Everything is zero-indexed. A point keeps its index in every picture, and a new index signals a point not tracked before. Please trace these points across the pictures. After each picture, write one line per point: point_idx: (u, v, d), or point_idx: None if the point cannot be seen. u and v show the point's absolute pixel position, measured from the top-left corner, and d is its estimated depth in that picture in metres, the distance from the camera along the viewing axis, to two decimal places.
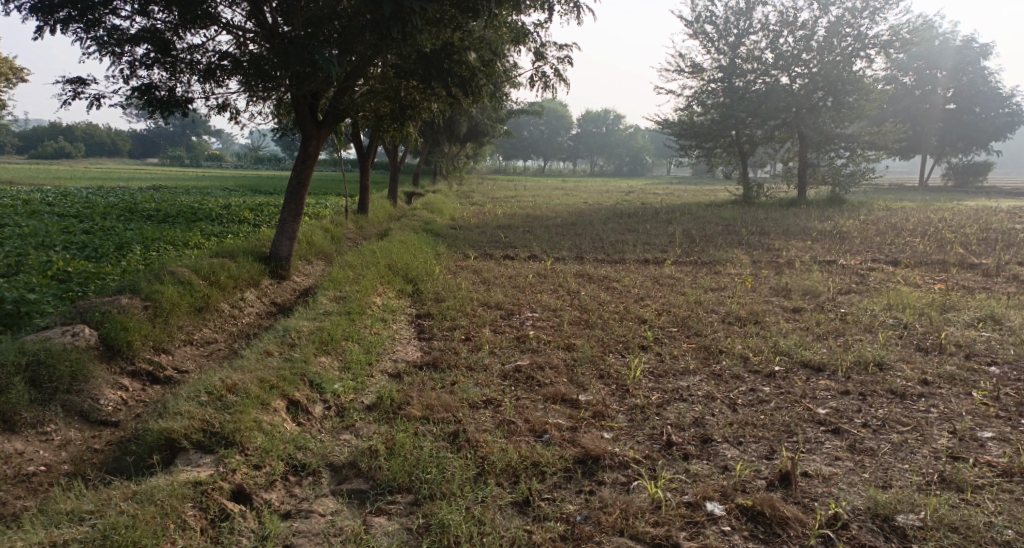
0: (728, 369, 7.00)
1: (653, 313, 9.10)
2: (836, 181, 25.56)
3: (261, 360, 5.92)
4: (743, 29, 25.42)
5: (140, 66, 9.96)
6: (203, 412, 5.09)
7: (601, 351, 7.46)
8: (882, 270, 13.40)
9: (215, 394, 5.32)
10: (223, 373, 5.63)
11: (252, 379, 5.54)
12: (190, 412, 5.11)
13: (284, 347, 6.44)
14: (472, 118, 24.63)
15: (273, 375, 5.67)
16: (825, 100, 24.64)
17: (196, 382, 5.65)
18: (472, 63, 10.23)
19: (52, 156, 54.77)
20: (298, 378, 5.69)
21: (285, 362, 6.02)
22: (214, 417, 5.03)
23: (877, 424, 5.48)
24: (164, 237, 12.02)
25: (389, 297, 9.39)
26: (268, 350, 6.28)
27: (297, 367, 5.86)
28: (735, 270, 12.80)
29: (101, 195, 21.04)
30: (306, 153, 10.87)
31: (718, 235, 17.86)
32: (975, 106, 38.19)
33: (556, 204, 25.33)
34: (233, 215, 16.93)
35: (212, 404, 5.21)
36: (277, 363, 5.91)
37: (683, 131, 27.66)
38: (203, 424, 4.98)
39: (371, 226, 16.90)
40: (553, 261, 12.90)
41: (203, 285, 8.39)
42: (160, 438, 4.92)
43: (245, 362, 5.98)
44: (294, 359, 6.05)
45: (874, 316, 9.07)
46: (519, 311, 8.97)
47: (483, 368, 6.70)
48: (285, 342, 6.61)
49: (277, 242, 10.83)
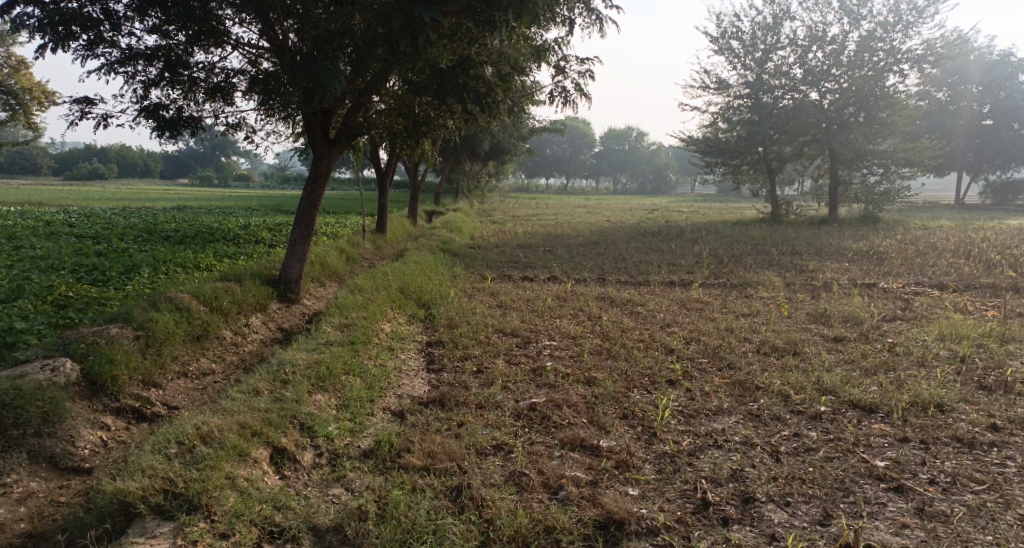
0: (767, 409, 6.33)
1: (681, 342, 8.44)
2: (869, 199, 24.73)
3: (246, 402, 5.37)
4: (770, 43, 24.76)
5: (149, 85, 9.49)
6: (168, 468, 4.54)
7: (625, 386, 6.81)
8: (927, 295, 12.65)
9: (187, 445, 4.78)
10: (202, 418, 5.09)
11: (233, 425, 5.00)
12: (157, 467, 4.57)
13: (277, 385, 5.90)
14: (494, 135, 24.15)
15: (259, 418, 5.14)
16: (856, 116, 23.86)
17: (174, 426, 5.12)
18: (489, 77, 9.71)
19: (85, 177, 55.46)
20: (286, 422, 5.14)
21: (274, 403, 5.46)
22: (179, 476, 4.49)
23: (946, 482, 4.82)
24: (175, 258, 11.62)
25: (399, 324, 8.83)
26: (256, 390, 5.73)
27: (286, 409, 5.31)
28: (769, 294, 12.10)
29: (123, 215, 20.80)
30: (317, 172, 10.36)
31: (748, 255, 17.14)
32: (1013, 122, 36.94)
33: (579, 222, 24.71)
34: (250, 236, 16.53)
35: (184, 458, 4.68)
36: (265, 405, 5.36)
37: (708, 148, 26.93)
38: (165, 484, 4.44)
39: (389, 246, 16.42)
40: (574, 282, 12.33)
41: (203, 311, 7.89)
42: (114, 502, 4.37)
43: (229, 403, 5.43)
44: (285, 400, 5.49)
45: (925, 349, 8.41)
46: (536, 339, 8.36)
47: (495, 406, 6.09)
48: (277, 379, 6.05)
49: (287, 264, 10.33)
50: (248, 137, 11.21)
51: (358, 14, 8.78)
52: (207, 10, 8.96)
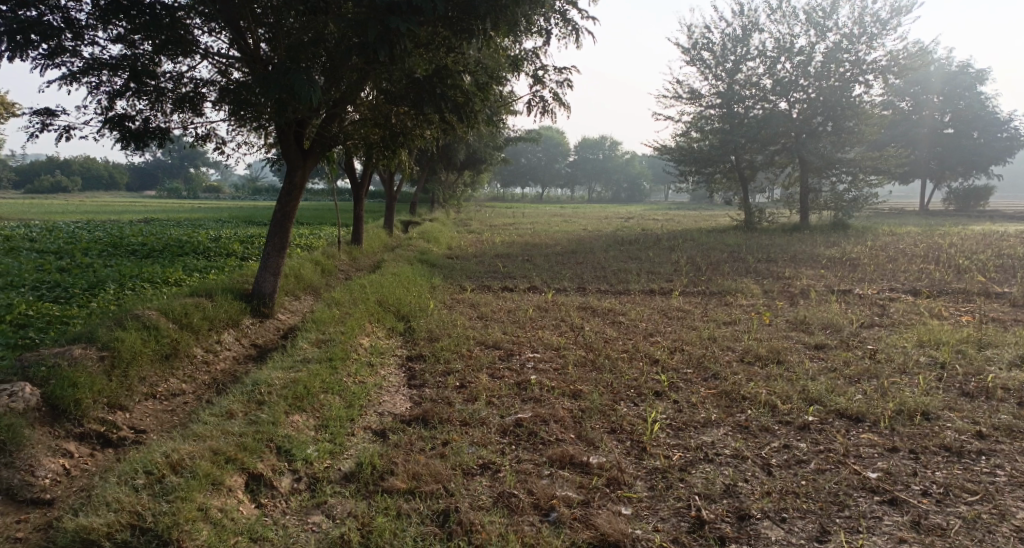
0: (755, 420, 6.24)
1: (664, 351, 8.34)
2: (838, 206, 25.00)
3: (220, 426, 5.15)
4: (740, 55, 24.98)
5: (113, 96, 9.21)
6: (137, 500, 4.31)
7: (611, 399, 6.68)
8: (903, 300, 12.74)
9: (156, 474, 4.55)
10: (172, 443, 4.86)
11: (204, 450, 4.79)
12: (123, 499, 4.34)
13: (252, 405, 5.69)
14: (469, 145, 24.03)
15: (234, 443, 4.93)
16: (825, 125, 24.13)
17: (142, 452, 4.90)
18: (467, 86, 9.58)
19: (48, 190, 54.26)
20: (263, 446, 4.93)
21: (249, 426, 5.24)
22: (149, 508, 4.26)
23: (940, 493, 4.77)
24: (143, 273, 11.31)
25: (378, 338, 8.63)
26: (230, 412, 5.51)
27: (262, 432, 5.10)
28: (748, 301, 12.08)
29: (89, 229, 20.29)
30: (291, 184, 10.14)
31: (725, 263, 17.16)
32: (973, 131, 37.78)
33: (555, 231, 24.65)
34: (221, 248, 16.20)
35: (153, 488, 4.45)
36: (240, 428, 5.14)
37: (682, 157, 27.06)
38: (134, 518, 4.22)
39: (365, 257, 16.19)
40: (554, 292, 12.21)
41: (172, 329, 7.65)
42: (78, 539, 4.13)
43: (201, 427, 5.20)
44: (261, 422, 5.28)
45: (907, 355, 8.40)
46: (519, 352, 8.21)
47: (479, 423, 5.92)
48: (252, 399, 5.82)
49: (261, 278, 10.08)
50: (218, 148, 10.95)
51: (332, 22, 8.60)
52: (174, 19, 8.73)
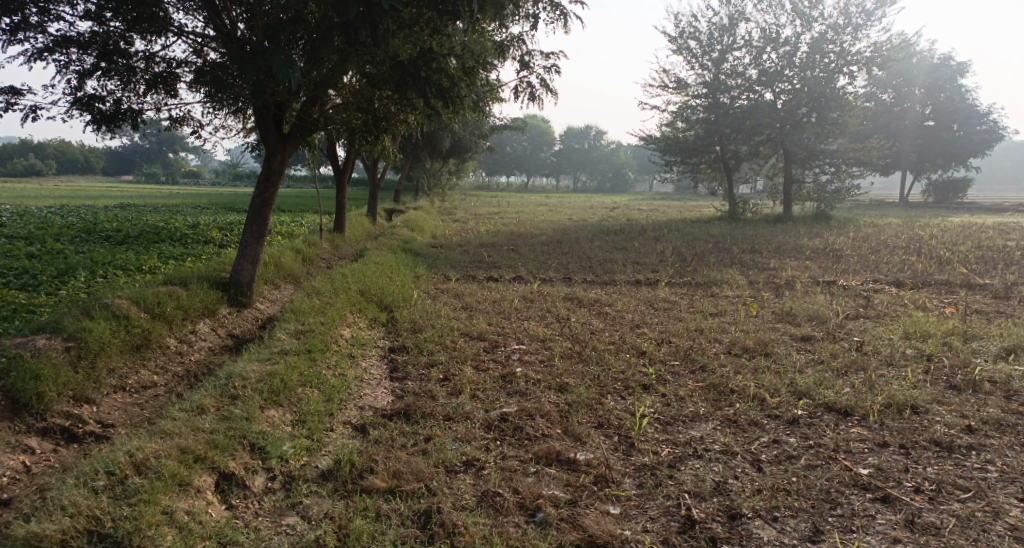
0: (744, 414, 6.13)
1: (651, 344, 8.22)
2: (821, 197, 25.01)
3: (190, 422, 4.95)
4: (726, 44, 24.87)
5: (83, 75, 8.91)
6: (98, 504, 4.12)
7: (598, 393, 6.54)
8: (887, 292, 12.70)
9: (119, 476, 4.35)
10: (138, 441, 4.67)
11: (172, 448, 4.61)
12: (82, 503, 4.15)
13: (225, 399, 5.50)
14: (453, 132, 23.79)
15: (204, 440, 4.75)
16: (809, 116, 24.11)
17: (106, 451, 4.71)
18: (452, 71, 9.38)
19: (23, 173, 53.27)
20: (235, 443, 4.75)
21: (222, 422, 5.06)
22: (111, 512, 4.07)
23: (934, 490, 4.68)
24: (117, 260, 11.03)
25: (359, 329, 8.44)
26: (202, 407, 5.31)
27: (234, 429, 4.91)
28: (733, 292, 11.98)
29: (63, 214, 19.86)
30: (269, 170, 9.88)
31: (710, 253, 17.07)
32: (954, 124, 37.88)
33: (539, 220, 24.47)
34: (200, 235, 15.90)
35: (115, 490, 4.26)
36: (210, 425, 4.95)
37: (667, 147, 26.94)
38: (94, 522, 4.02)
39: (347, 246, 15.95)
40: (539, 282, 12.04)
41: (144, 319, 7.43)
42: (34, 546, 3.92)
43: (170, 423, 5.01)
44: (234, 418, 5.10)
45: (893, 347, 8.34)
46: (504, 343, 8.04)
47: (463, 418, 5.76)
48: (226, 393, 5.62)
49: (239, 266, 9.82)
50: (195, 132, 10.66)
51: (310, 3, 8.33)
52: None
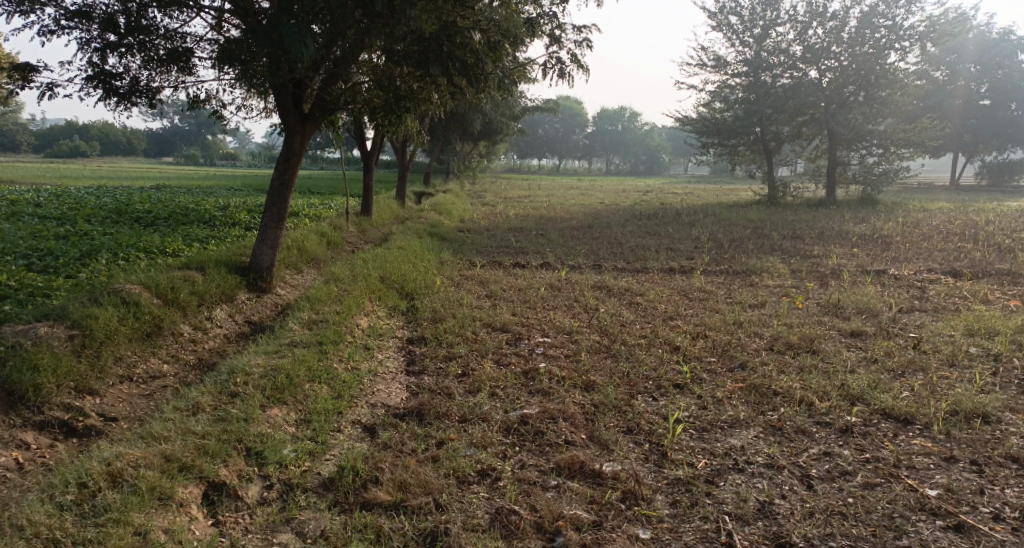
0: (788, 420, 5.58)
1: (686, 338, 7.66)
2: (867, 180, 23.93)
3: (182, 427, 4.62)
4: (769, 19, 23.84)
5: (100, 52, 8.56)
6: (66, 520, 3.85)
7: (627, 393, 6.04)
8: (942, 282, 11.92)
9: (94, 487, 4.05)
10: (120, 448, 4.40)
11: (155, 457, 4.32)
12: (46, 520, 3.85)
13: (223, 398, 5.14)
14: (485, 113, 23.24)
15: (192, 447, 4.46)
16: (856, 95, 23.10)
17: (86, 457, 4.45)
18: (478, 46, 8.90)
19: (67, 154, 54.11)
20: (227, 450, 4.46)
21: (217, 425, 4.72)
22: (80, 531, 3.79)
23: (1016, 518, 4.17)
24: (140, 242, 10.76)
25: (378, 318, 8.04)
26: (198, 407, 4.97)
27: (228, 434, 4.59)
28: (775, 282, 11.33)
29: (96, 194, 19.78)
30: (289, 150, 9.49)
31: (749, 239, 16.38)
32: (1010, 102, 36.10)
33: (571, 204, 23.83)
34: (227, 217, 15.62)
35: (83, 506, 3.97)
36: (202, 429, 4.65)
37: (704, 128, 26.01)
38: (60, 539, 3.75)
39: (375, 229, 15.57)
40: (568, 269, 11.53)
41: (156, 305, 7.10)
42: None
43: (161, 425, 4.68)
44: (229, 420, 4.80)
45: (952, 345, 7.68)
46: (528, 335, 7.57)
47: (480, 420, 5.33)
48: (226, 390, 5.26)
49: (258, 250, 9.45)
50: (216, 112, 10.31)
51: None
52: None
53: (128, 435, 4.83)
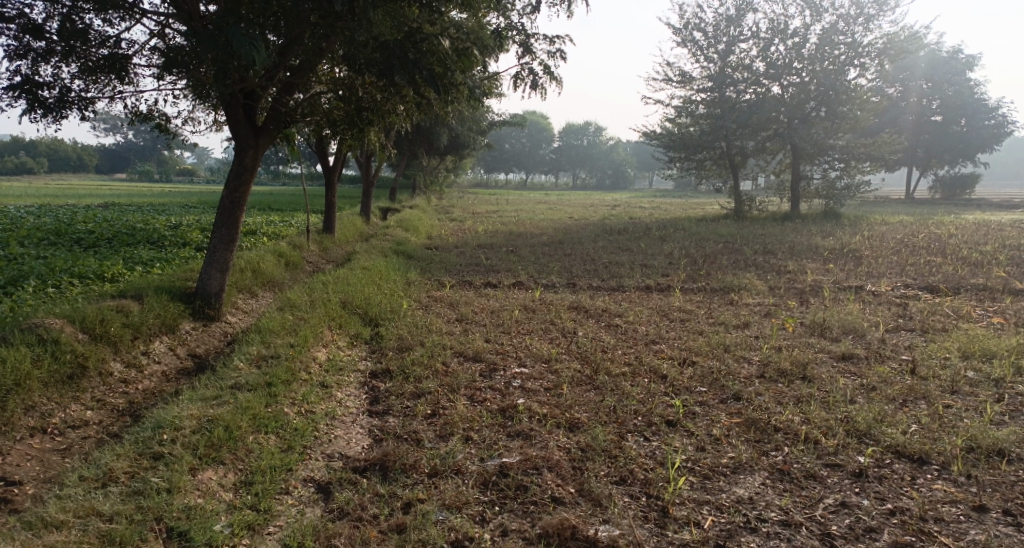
0: (796, 463, 5.03)
1: (673, 365, 7.07)
2: (830, 194, 23.84)
3: (95, 508, 4.21)
4: (732, 36, 23.71)
5: (26, 59, 7.76)
6: None
7: (616, 433, 5.43)
8: (923, 298, 11.57)
9: None
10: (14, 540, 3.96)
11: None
12: None
13: (142, 462, 4.65)
14: (449, 127, 22.66)
15: (96, 535, 4.05)
16: (817, 111, 23.01)
17: None
18: (443, 53, 8.28)
19: (13, 172, 51.91)
20: (147, 534, 4.09)
21: (137, 505, 4.27)
22: None
23: None
24: (75, 266, 9.89)
25: (337, 349, 7.33)
26: (116, 479, 4.49)
27: (147, 517, 4.19)
28: (755, 300, 10.86)
29: (38, 214, 18.64)
30: (239, 166, 8.65)
31: (722, 255, 15.97)
32: (962, 118, 36.71)
33: (539, 219, 23.30)
34: (177, 237, 14.70)
35: None
36: (112, 508, 4.23)
37: (670, 143, 25.68)
38: None
39: (336, 248, 14.80)
40: (541, 289, 10.94)
41: (83, 342, 6.35)
42: None
43: (70, 506, 4.21)
44: (147, 492, 4.37)
45: (950, 369, 7.22)
46: (503, 366, 6.93)
47: (454, 471, 4.84)
48: (150, 453, 4.74)
49: (206, 275, 8.59)
50: (160, 125, 9.50)
51: None
52: None
53: (30, 513, 4.20)
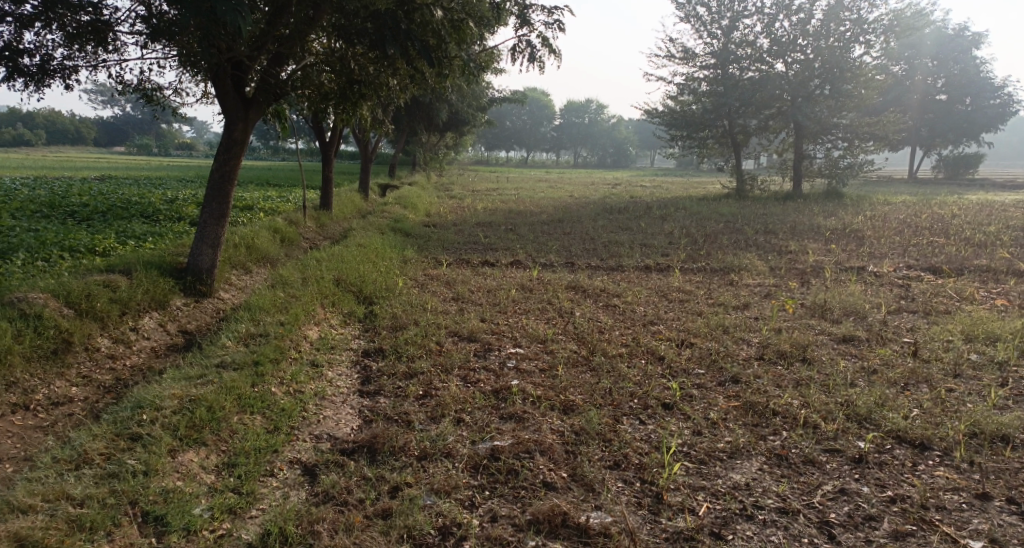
0: (793, 447, 4.92)
1: (670, 347, 6.94)
2: (833, 173, 23.60)
3: (66, 492, 4.11)
4: (737, 11, 23.31)
5: (8, 24, 7.53)
6: None
7: (611, 415, 5.32)
8: (926, 280, 11.41)
9: None
10: None
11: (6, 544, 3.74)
12: None
13: (119, 443, 4.55)
14: (449, 103, 22.40)
15: (65, 520, 3.94)
16: (822, 88, 22.66)
17: None
18: (438, 24, 8.04)
19: (11, 144, 51.59)
20: (120, 519, 3.99)
21: (110, 490, 4.16)
22: None
23: None
24: (67, 240, 9.73)
25: (329, 328, 7.20)
26: (91, 460, 4.40)
27: (119, 502, 4.09)
28: (755, 281, 10.71)
29: (33, 187, 18.47)
30: (230, 139, 8.43)
31: (722, 234, 15.80)
32: (967, 97, 36.29)
33: (539, 197, 23.10)
34: (173, 212, 14.53)
35: None
36: (84, 492, 4.12)
37: (672, 121, 25.39)
38: None
39: (333, 224, 14.61)
40: (538, 268, 10.80)
41: (68, 317, 6.23)
42: None
43: (43, 489, 4.11)
44: (123, 475, 4.27)
45: (953, 352, 7.08)
46: (498, 346, 6.80)
47: (443, 455, 4.72)
48: (127, 435, 4.63)
49: (197, 251, 8.41)
50: (148, 95, 9.27)
51: None
52: None
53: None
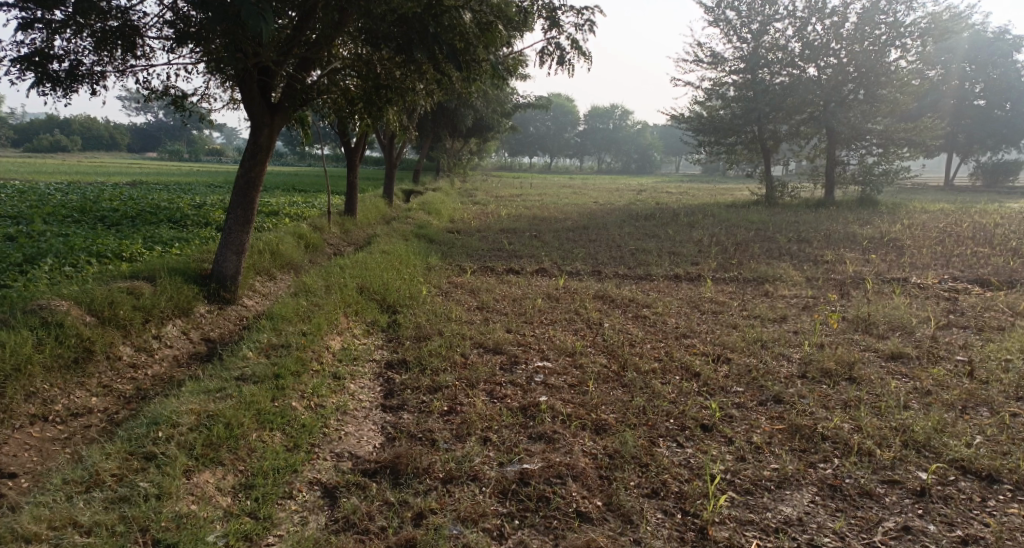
0: (848, 476, 4.56)
1: (706, 362, 6.58)
2: (866, 179, 22.91)
3: (74, 517, 3.89)
4: (767, 15, 22.81)
5: (35, 28, 7.39)
6: None
7: (647, 437, 5.00)
8: (972, 292, 10.91)
9: None
10: None
11: None
12: None
13: (132, 463, 4.32)
14: (475, 108, 22.17)
15: None
16: (856, 93, 22.08)
17: None
18: (468, 27, 7.79)
19: (46, 149, 52.49)
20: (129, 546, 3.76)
21: (119, 516, 3.93)
22: None
23: None
24: (94, 244, 9.63)
25: (351, 337, 6.95)
26: (102, 481, 4.17)
27: (129, 528, 3.86)
28: (791, 292, 10.30)
29: (64, 191, 18.55)
30: (255, 144, 8.22)
31: (754, 243, 15.36)
32: (1005, 103, 35.19)
33: (564, 203, 22.79)
34: (199, 216, 14.43)
35: None
36: (91, 519, 3.90)
37: (701, 126, 24.91)
38: None
39: (358, 230, 14.43)
40: (565, 276, 10.49)
41: (91, 324, 6.05)
42: None
43: (51, 513, 3.89)
44: (134, 499, 4.04)
45: (1012, 372, 6.63)
46: (525, 358, 6.50)
47: (470, 478, 4.44)
48: (141, 453, 4.40)
49: (221, 257, 8.22)
50: (175, 101, 9.12)
51: None
52: None
53: (5, 522, 3.83)
